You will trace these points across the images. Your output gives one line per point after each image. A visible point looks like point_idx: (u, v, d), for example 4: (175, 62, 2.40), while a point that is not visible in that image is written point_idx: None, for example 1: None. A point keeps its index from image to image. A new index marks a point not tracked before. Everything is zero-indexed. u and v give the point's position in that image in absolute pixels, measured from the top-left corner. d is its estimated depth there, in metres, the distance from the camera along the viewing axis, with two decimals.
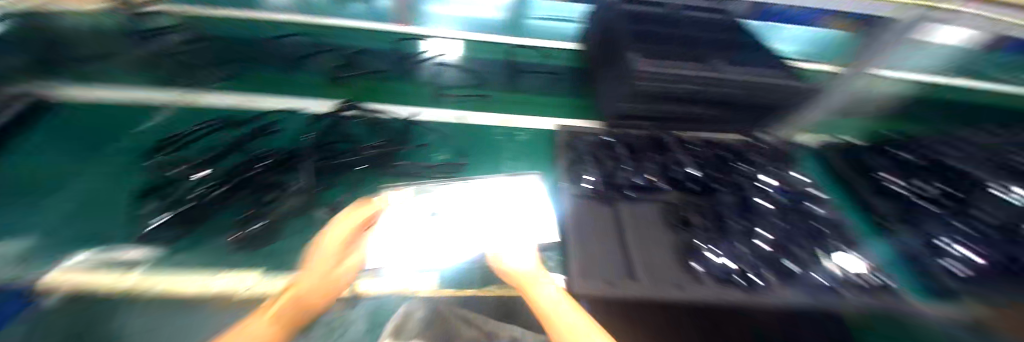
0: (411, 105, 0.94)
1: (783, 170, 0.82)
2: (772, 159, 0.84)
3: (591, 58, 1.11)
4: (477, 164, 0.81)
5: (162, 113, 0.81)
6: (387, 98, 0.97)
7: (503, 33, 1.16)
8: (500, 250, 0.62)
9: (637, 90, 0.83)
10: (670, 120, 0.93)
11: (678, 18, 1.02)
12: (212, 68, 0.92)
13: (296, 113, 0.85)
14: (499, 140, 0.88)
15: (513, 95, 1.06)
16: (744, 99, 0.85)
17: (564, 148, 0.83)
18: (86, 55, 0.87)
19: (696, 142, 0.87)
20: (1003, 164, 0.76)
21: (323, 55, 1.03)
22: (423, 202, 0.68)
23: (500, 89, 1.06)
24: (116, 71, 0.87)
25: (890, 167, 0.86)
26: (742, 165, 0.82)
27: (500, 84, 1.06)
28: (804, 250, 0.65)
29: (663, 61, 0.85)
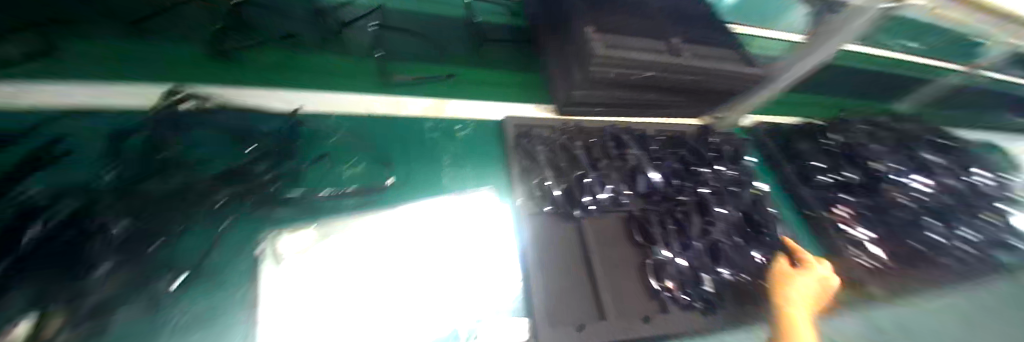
0: (304, 90, 0.68)
1: (728, 167, 0.82)
2: (717, 151, 0.84)
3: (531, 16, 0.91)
4: (409, 177, 0.63)
5: None
6: (260, 73, 0.67)
7: None
8: (453, 303, 0.52)
9: (592, 77, 0.70)
10: (623, 107, 0.83)
11: None
12: None
13: (73, 117, 0.50)
14: (433, 137, 0.69)
15: (465, 67, 0.87)
16: (700, 84, 0.80)
17: (514, 151, 0.68)
18: None
19: (653, 135, 0.81)
20: (899, 158, 0.91)
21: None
22: (333, 253, 0.49)
23: (446, 57, 0.86)
24: None
25: (819, 154, 0.94)
26: (697, 159, 0.80)
27: (447, 52, 0.87)
28: (742, 258, 0.70)
29: (618, 37, 0.72)
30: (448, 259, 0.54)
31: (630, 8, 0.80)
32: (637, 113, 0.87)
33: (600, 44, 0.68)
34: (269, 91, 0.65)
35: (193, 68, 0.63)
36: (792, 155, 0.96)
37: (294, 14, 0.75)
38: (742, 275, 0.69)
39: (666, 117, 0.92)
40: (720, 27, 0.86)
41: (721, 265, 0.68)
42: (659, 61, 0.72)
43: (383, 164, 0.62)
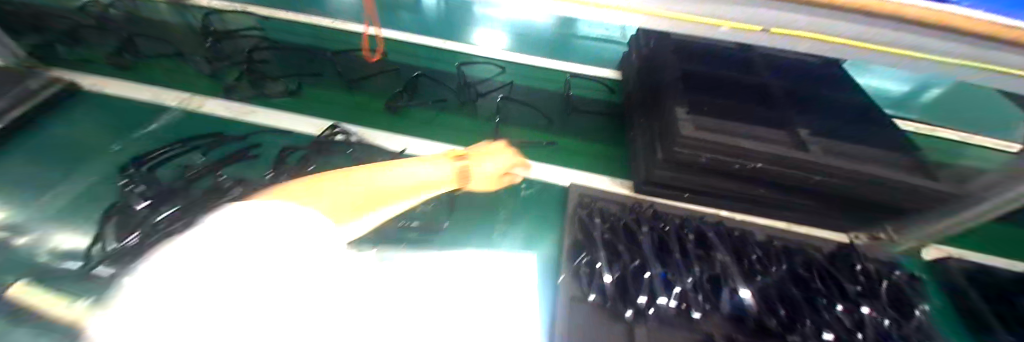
0: (416, 138, 0.86)
1: (888, 309, 0.53)
2: (875, 283, 0.56)
3: (634, 96, 0.92)
4: (463, 227, 0.69)
5: (190, 121, 0.84)
6: (396, 123, 0.89)
7: (549, 60, 1.15)
8: None
9: (677, 159, 0.64)
10: (718, 197, 0.70)
11: (750, 60, 0.84)
12: (272, 78, 0.98)
13: (279, 136, 0.78)
14: (496, 192, 0.76)
15: (553, 135, 0.93)
16: (835, 189, 0.62)
17: (569, 221, 0.66)
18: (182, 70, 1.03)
19: (757, 240, 0.64)
20: None
21: (364, 72, 1.06)
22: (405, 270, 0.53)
23: (538, 123, 0.96)
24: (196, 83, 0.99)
25: None
26: (826, 286, 0.56)
27: (541, 120, 0.96)
28: None
29: (715, 121, 0.65)
30: (463, 319, 0.49)
31: (740, 95, 0.73)
32: (748, 211, 0.71)
33: (689, 124, 0.62)
34: (393, 135, 0.85)
35: (360, 117, 0.90)
36: (1014, 316, 0.60)
37: (441, 90, 1.02)
38: None
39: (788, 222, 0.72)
40: (863, 127, 0.70)
41: None
42: (764, 150, 0.60)
43: (448, 209, 0.70)
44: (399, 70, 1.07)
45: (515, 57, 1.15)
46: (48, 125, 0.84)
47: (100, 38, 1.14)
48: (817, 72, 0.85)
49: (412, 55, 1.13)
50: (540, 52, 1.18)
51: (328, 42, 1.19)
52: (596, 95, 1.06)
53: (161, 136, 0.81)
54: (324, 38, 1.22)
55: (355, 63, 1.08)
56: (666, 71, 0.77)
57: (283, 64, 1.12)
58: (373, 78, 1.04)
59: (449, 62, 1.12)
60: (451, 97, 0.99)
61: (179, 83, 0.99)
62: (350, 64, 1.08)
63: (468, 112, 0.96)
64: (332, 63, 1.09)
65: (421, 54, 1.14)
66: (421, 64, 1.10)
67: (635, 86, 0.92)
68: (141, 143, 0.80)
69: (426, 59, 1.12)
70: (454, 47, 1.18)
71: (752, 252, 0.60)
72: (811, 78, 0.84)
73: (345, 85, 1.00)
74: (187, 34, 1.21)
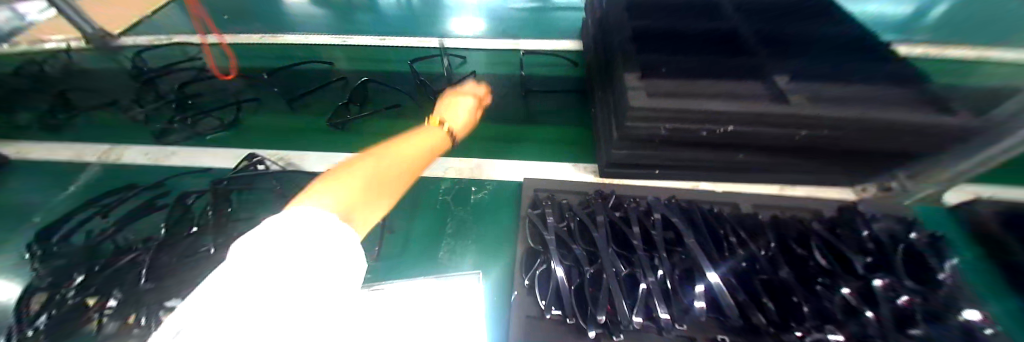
0: (356, 153, 0.78)
1: (902, 276, 0.44)
2: (881, 245, 0.47)
3: (594, 66, 0.80)
4: (409, 246, 0.61)
5: (110, 177, 0.77)
6: (335, 139, 0.80)
7: (502, 42, 1.04)
8: None
9: (635, 136, 0.53)
10: (693, 170, 0.61)
11: (715, 4, 0.72)
12: (197, 112, 0.89)
13: (207, 175, 0.72)
14: (444, 201, 0.67)
15: (511, 124, 0.82)
16: (827, 142, 0.52)
17: (523, 225, 0.58)
18: (104, 118, 0.94)
19: (741, 214, 0.54)
20: None
21: (308, 87, 0.96)
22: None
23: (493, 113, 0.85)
24: (119, 131, 0.90)
25: None
26: (822, 257, 0.46)
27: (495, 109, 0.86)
28: None
29: (676, 82, 0.55)
30: None
31: (705, 47, 0.62)
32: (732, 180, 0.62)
33: (642, 92, 0.52)
34: (332, 154, 0.76)
35: (296, 139, 0.81)
36: None
37: (391, 94, 0.92)
38: None
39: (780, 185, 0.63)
40: (854, 63, 0.60)
41: None
42: (734, 108, 0.49)
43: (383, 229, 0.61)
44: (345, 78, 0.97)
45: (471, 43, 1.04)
46: None
47: (12, 97, 1.04)
48: (794, 6, 0.74)
49: (354, 59, 1.03)
50: (491, 35, 1.07)
51: (265, 58, 1.07)
52: (556, 71, 0.95)
53: (78, 198, 0.74)
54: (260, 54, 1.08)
55: (299, 79, 0.98)
56: (615, 34, 0.66)
57: (217, 92, 0.97)
58: (316, 92, 0.94)
59: (400, 60, 1.02)
60: (404, 100, 0.90)
61: (100, 131, 0.91)
62: (294, 80, 0.98)
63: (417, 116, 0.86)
64: (273, 82, 0.98)
65: (371, 57, 1.03)
66: (363, 67, 1.00)
67: (591, 57, 0.82)
68: (58, 207, 0.73)
69: (375, 61, 1.01)
70: (399, 43, 1.07)
71: (730, 232, 0.50)
72: (788, 14, 0.73)
73: (286, 106, 0.91)
74: (106, 75, 1.09)
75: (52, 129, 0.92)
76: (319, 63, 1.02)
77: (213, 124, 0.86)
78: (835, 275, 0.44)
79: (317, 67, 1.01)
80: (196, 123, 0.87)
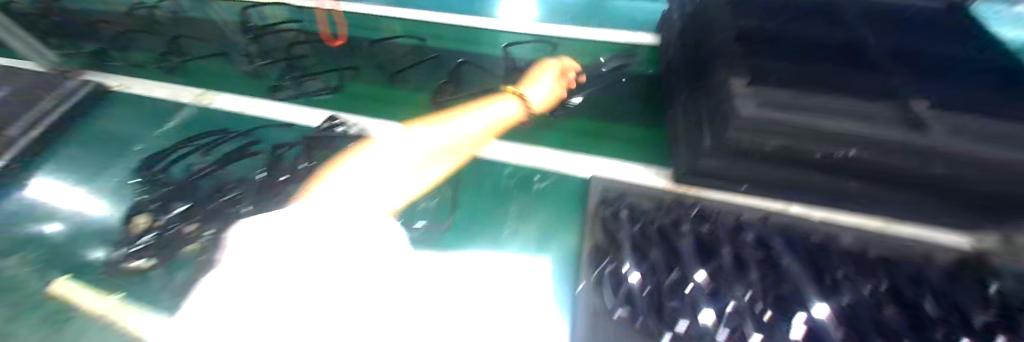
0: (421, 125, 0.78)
1: None
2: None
3: (672, 63, 0.76)
4: (472, 227, 0.61)
5: (200, 120, 0.83)
6: (412, 114, 0.79)
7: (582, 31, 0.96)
8: None
9: (734, 148, 0.49)
10: (783, 191, 0.57)
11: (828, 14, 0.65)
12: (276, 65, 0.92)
13: (288, 130, 0.76)
14: (509, 186, 0.67)
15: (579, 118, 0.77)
16: (960, 185, 0.45)
17: (593, 222, 0.56)
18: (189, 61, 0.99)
19: (843, 248, 0.50)
20: None
21: (397, 64, 0.91)
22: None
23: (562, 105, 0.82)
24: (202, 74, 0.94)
25: None
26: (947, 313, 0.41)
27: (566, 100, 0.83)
28: None
29: (787, 94, 0.50)
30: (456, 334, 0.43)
31: (828, 62, 0.56)
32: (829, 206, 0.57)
33: (753, 100, 0.47)
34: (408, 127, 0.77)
35: (375, 107, 0.82)
36: None
37: (482, 78, 0.87)
38: None
39: (883, 223, 0.56)
40: (1005, 96, 0.51)
41: None
42: (859, 133, 0.44)
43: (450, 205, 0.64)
44: (435, 57, 0.90)
45: (561, 31, 0.95)
46: (72, 121, 0.85)
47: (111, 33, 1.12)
48: (924, 27, 0.65)
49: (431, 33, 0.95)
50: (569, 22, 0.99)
51: (364, 30, 1.01)
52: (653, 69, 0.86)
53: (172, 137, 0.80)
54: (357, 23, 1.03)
55: (390, 53, 0.93)
56: (719, 34, 0.61)
57: (320, 59, 0.95)
58: (401, 66, 0.90)
59: (492, 44, 0.94)
60: (490, 81, 0.86)
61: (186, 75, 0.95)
62: (386, 54, 0.93)
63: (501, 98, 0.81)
64: (367, 55, 0.93)
65: (464, 38, 0.95)
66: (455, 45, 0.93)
67: (672, 57, 0.77)
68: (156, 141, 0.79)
69: (465, 42, 0.93)
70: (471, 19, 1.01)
71: (837, 267, 0.46)
72: (918, 34, 0.64)
73: (378, 78, 0.88)
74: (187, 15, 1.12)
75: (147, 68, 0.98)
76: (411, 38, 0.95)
77: (315, 88, 0.85)
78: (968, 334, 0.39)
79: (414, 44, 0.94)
80: (302, 84, 0.87)
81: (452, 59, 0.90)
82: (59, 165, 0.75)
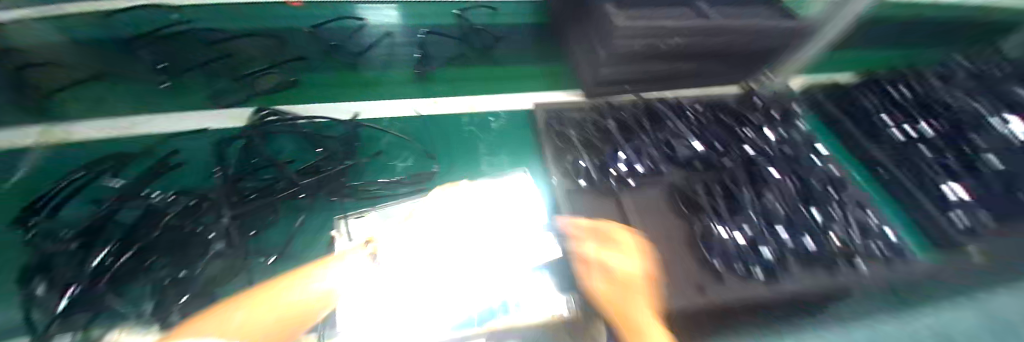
0: (356, 100, 0.79)
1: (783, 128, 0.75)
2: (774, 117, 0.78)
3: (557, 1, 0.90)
4: (453, 169, 0.71)
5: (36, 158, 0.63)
6: (356, 92, 0.80)
7: None
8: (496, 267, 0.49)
9: (617, 53, 0.71)
10: (654, 80, 0.82)
11: None
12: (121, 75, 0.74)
13: (205, 137, 0.67)
14: (469, 130, 0.78)
15: (500, 67, 0.91)
16: (734, 48, 0.76)
17: (546, 133, 0.73)
18: None
19: (687, 104, 0.79)
20: (948, 107, 0.83)
21: (356, 49, 0.83)
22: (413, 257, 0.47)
23: (481, 57, 0.91)
24: None
25: (889, 107, 0.87)
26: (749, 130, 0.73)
27: (482, 51, 0.92)
28: (804, 224, 0.61)
29: (642, 8, 0.71)
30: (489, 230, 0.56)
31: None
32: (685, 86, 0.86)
33: (623, 17, 0.67)
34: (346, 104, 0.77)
35: (317, 92, 0.80)
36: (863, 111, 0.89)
37: (449, 42, 0.88)
38: (805, 238, 0.59)
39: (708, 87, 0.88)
40: None
41: (777, 223, 0.60)
42: (683, 27, 0.68)
43: (426, 156, 0.71)
44: (391, 34, 0.84)
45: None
46: None
47: None
48: None
49: None
50: None
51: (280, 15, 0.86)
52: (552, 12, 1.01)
53: None
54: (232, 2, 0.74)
55: (336, 34, 0.81)
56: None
57: (249, 56, 0.79)
58: (355, 38, 0.83)
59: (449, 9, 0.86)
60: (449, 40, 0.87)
61: None
62: (346, 39, 0.82)
63: (445, 58, 0.89)
64: (307, 41, 0.80)
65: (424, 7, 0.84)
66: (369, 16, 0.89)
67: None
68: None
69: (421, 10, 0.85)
70: None
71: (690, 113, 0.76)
72: None
73: (323, 62, 0.82)
74: None
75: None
76: None
77: (275, 85, 0.78)
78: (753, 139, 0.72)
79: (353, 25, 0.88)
80: (253, 82, 0.78)
81: (416, 31, 0.85)
82: None
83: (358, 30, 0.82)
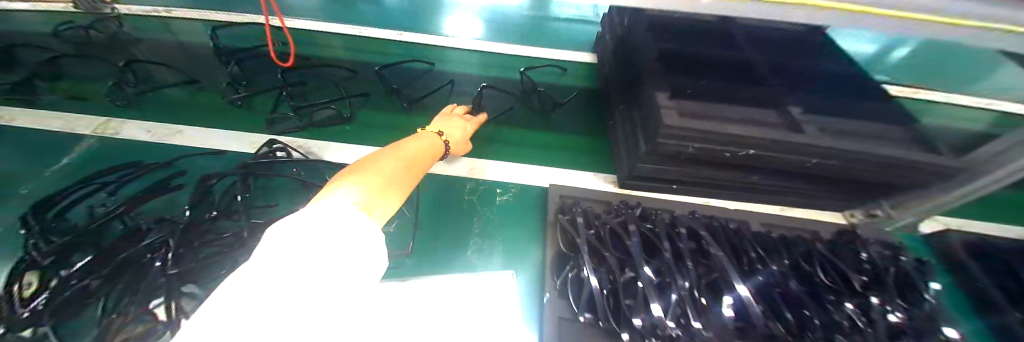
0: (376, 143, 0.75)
1: (905, 303, 0.49)
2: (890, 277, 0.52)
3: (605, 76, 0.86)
4: (436, 248, 0.62)
5: (95, 152, 0.71)
6: (379, 135, 0.77)
7: (524, 47, 0.98)
8: None
9: (663, 152, 0.56)
10: (708, 187, 0.64)
11: (728, 33, 0.75)
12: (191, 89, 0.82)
13: (220, 158, 0.69)
14: (469, 200, 0.70)
15: (535, 133, 0.82)
16: (833, 171, 0.57)
17: (551, 229, 0.60)
18: (72, 84, 0.83)
19: (752, 232, 0.58)
20: None
21: (416, 94, 0.84)
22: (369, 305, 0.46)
23: (520, 119, 0.84)
24: (92, 100, 0.80)
25: None
26: (847, 297, 0.49)
27: (521, 113, 0.85)
28: None
29: (701, 104, 0.57)
30: None
31: (758, 77, 0.64)
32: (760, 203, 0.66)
33: (674, 112, 0.54)
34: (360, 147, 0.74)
35: (364, 135, 0.76)
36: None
37: (508, 99, 0.86)
38: None
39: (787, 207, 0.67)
40: (858, 100, 0.64)
41: None
42: (756, 134, 0.53)
43: (411, 225, 0.65)
44: (454, 83, 0.87)
45: (532, 52, 0.97)
46: None
47: None
48: (809, 40, 0.77)
49: (379, 52, 0.93)
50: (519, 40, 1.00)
51: (357, 52, 0.92)
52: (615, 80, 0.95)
53: (61, 173, 0.68)
54: (349, 46, 0.93)
55: (402, 78, 0.87)
56: (648, 50, 0.68)
57: (325, 85, 0.84)
58: (418, 83, 0.87)
59: (513, 67, 0.93)
60: (502, 95, 0.87)
61: (70, 100, 0.80)
62: (408, 83, 0.86)
63: (500, 119, 0.82)
64: (378, 80, 0.86)
65: (492, 61, 0.94)
66: (436, 65, 0.91)
67: (612, 68, 0.82)
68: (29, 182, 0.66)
69: (484, 66, 0.92)
70: (415, 38, 0.96)
71: (751, 248, 0.55)
72: (803, 47, 0.76)
73: (380, 102, 0.82)
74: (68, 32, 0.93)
75: (25, 93, 0.80)
76: (358, 63, 0.90)
77: (331, 120, 0.76)
78: (853, 310, 0.47)
79: (419, 67, 0.90)
80: (309, 115, 0.77)
81: (478, 84, 0.88)
82: None
83: (427, 74, 0.88)
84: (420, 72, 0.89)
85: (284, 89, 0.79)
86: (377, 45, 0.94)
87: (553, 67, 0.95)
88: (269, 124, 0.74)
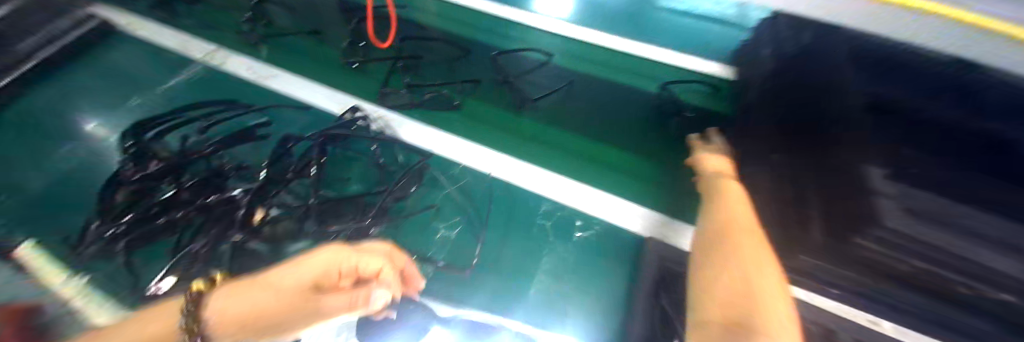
0: (461, 135, 0.67)
1: None
2: None
3: (742, 97, 0.59)
4: (495, 272, 0.53)
5: (201, 83, 0.73)
6: (467, 125, 0.68)
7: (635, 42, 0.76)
8: None
9: (850, 253, 0.40)
10: None
11: (981, 91, 0.50)
12: (301, 37, 0.81)
13: (303, 114, 0.67)
14: (542, 225, 0.58)
15: (641, 158, 0.64)
16: None
17: (642, 302, 0.47)
18: (201, 12, 0.88)
19: None
20: None
21: (528, 93, 0.72)
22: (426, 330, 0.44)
23: (629, 140, 0.66)
24: (213, 31, 0.84)
25: None
26: None
27: (629, 133, 0.67)
28: None
29: (930, 200, 0.41)
30: None
31: None
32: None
33: (898, 208, 0.40)
34: (442, 135, 0.66)
35: (465, 127, 0.68)
36: None
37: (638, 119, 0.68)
38: None
39: None
40: None
41: None
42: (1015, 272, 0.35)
43: (474, 238, 0.56)
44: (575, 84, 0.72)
45: (645, 50, 0.74)
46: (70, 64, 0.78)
47: None
48: None
49: (476, 25, 0.81)
50: (628, 33, 0.78)
51: (456, 24, 0.82)
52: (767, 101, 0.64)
53: (171, 96, 0.72)
54: (457, 19, 0.83)
55: (521, 69, 0.74)
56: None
57: (438, 64, 0.76)
58: (532, 78, 0.74)
59: (633, 71, 0.73)
60: (628, 111, 0.69)
61: (196, 27, 0.85)
62: (523, 76, 0.73)
63: (620, 141, 0.66)
64: (492, 67, 0.75)
65: (620, 64, 0.74)
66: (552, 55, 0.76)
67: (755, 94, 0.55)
68: (149, 100, 0.71)
69: (585, 59, 0.75)
70: (514, 16, 0.82)
71: None
72: None
73: (490, 93, 0.72)
74: None
75: (168, 16, 0.87)
76: (456, 37, 0.80)
77: (441, 106, 0.69)
78: None
79: (536, 59, 0.76)
80: (422, 95, 0.71)
81: (595, 86, 0.72)
82: (51, 111, 0.71)
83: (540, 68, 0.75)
84: (541, 64, 0.75)
85: (400, 60, 0.74)
86: (475, 19, 0.82)
87: (676, 72, 0.71)
88: (382, 98, 0.70)
